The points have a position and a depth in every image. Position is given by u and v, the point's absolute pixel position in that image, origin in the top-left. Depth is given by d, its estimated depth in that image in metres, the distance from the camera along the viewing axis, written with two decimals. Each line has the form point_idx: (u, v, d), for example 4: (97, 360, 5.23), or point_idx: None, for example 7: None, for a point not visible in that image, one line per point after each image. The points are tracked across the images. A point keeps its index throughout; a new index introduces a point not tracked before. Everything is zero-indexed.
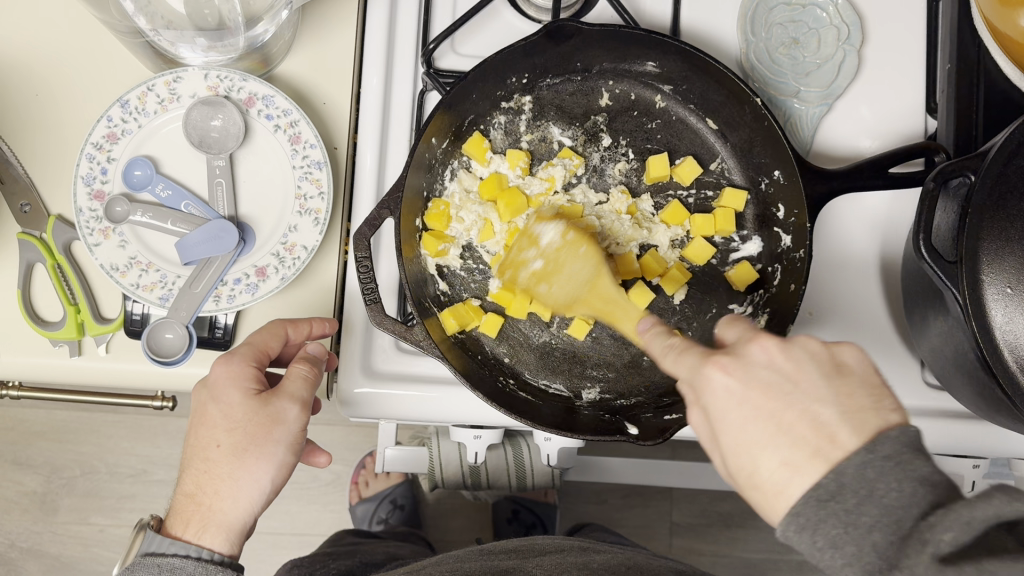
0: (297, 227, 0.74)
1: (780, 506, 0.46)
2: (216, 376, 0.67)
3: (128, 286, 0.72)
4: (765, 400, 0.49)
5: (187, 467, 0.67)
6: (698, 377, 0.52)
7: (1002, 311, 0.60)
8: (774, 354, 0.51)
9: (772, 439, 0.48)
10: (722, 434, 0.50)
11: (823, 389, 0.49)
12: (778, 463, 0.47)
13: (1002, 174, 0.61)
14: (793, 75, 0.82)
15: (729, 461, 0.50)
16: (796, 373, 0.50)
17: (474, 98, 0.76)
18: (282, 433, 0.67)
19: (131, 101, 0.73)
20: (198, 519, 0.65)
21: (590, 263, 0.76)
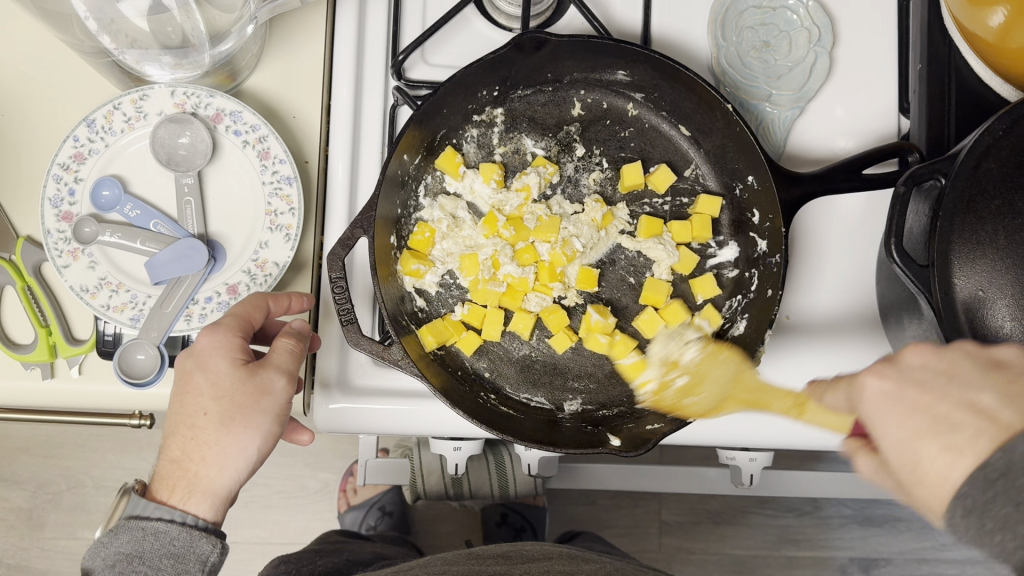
0: (268, 243, 0.73)
1: (943, 495, 0.44)
2: (201, 346, 0.66)
3: (98, 307, 0.71)
4: (921, 400, 0.49)
5: (171, 433, 0.66)
6: (855, 392, 0.53)
7: (974, 313, 0.60)
8: (929, 357, 0.51)
9: (929, 433, 0.46)
10: (883, 439, 0.50)
11: (982, 380, 0.48)
12: (939, 452, 0.45)
13: (972, 177, 0.61)
14: (764, 78, 0.81)
15: (901, 480, 0.48)
16: (954, 373, 0.49)
17: (444, 113, 0.76)
18: (269, 403, 0.66)
19: (97, 120, 0.73)
20: (184, 485, 0.64)
21: (733, 362, 0.74)
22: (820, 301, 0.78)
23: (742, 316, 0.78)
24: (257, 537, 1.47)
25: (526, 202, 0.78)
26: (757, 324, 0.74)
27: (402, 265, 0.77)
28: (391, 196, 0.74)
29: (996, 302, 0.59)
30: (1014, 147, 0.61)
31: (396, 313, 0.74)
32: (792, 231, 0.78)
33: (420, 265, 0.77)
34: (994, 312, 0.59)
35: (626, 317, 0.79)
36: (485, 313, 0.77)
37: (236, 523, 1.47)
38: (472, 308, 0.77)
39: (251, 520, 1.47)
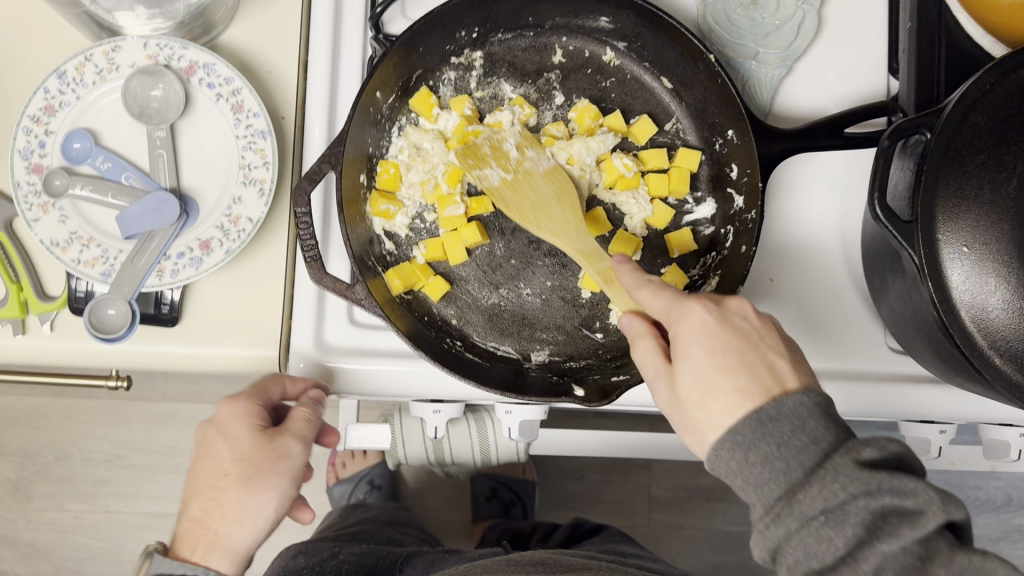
0: (242, 198, 0.72)
1: (718, 426, 0.52)
2: (223, 412, 0.68)
3: (69, 262, 0.70)
4: (733, 341, 0.55)
5: (192, 494, 0.67)
6: (676, 309, 0.57)
7: (959, 270, 0.58)
8: (750, 312, 0.57)
9: (729, 375, 0.53)
10: (681, 361, 0.55)
11: (784, 349, 0.55)
12: (733, 391, 0.52)
13: (957, 132, 0.59)
14: (752, 37, 0.80)
15: (683, 398, 0.55)
16: (764, 330, 0.56)
17: (421, 51, 0.74)
18: (285, 466, 0.67)
19: (68, 71, 0.71)
20: (205, 543, 0.66)
21: (568, 217, 0.71)
22: (803, 256, 0.77)
23: (716, 273, 0.76)
24: None
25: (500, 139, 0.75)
26: (729, 280, 0.73)
27: (370, 205, 0.75)
28: (362, 134, 0.72)
29: (981, 259, 0.57)
30: (1000, 101, 0.60)
31: (362, 254, 0.73)
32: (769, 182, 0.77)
33: (389, 205, 0.75)
34: (980, 270, 0.57)
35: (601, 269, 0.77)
36: (443, 240, 0.75)
37: None
38: (428, 244, 0.75)
39: None
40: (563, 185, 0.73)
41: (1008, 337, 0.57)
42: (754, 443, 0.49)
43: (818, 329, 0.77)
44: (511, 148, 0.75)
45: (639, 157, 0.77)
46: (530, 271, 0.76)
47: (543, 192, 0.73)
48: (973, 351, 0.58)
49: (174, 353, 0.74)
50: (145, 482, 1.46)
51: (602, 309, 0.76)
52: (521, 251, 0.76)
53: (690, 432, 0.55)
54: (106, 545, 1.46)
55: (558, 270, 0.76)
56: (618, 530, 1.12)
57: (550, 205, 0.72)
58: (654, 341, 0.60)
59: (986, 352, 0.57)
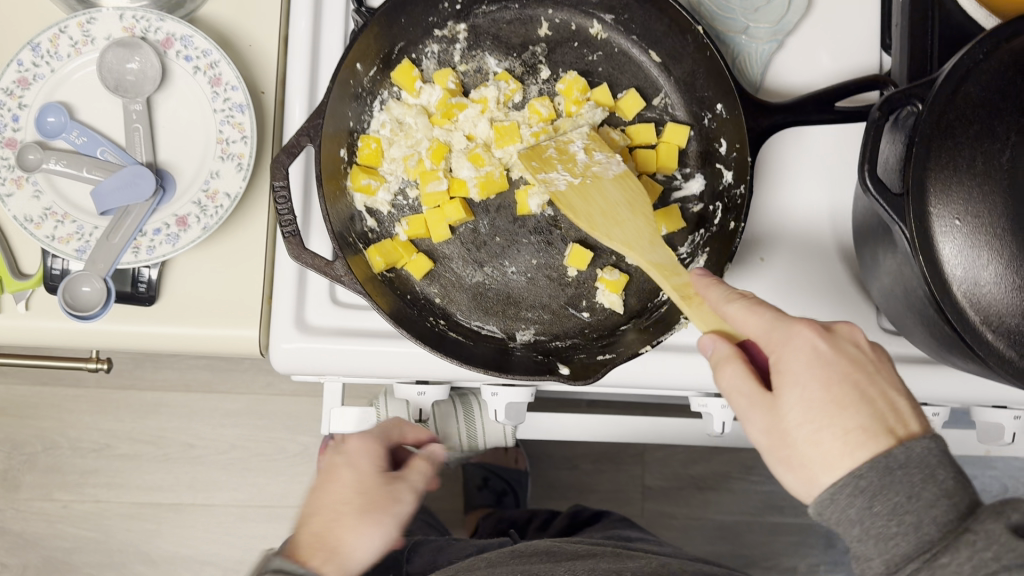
0: (219, 172, 0.71)
1: (838, 468, 0.48)
2: (352, 446, 0.75)
3: (43, 238, 0.68)
4: (849, 371, 0.51)
5: (310, 518, 0.71)
6: (781, 332, 0.52)
7: (951, 244, 0.56)
8: (861, 339, 0.53)
9: (847, 411, 0.49)
10: (785, 390, 0.51)
11: (899, 382, 0.51)
12: (855, 429, 0.48)
13: (949, 103, 0.57)
14: (742, 11, 0.78)
15: (788, 431, 0.51)
16: (878, 360, 0.52)
17: (403, 22, 0.74)
18: (399, 509, 0.73)
19: (42, 44, 0.69)
20: (324, 555, 0.66)
21: (642, 228, 0.66)
22: (792, 233, 0.76)
23: (703, 250, 0.75)
24: (235, 500, 1.45)
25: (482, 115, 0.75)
26: (716, 256, 0.71)
27: (352, 181, 0.74)
28: (342, 107, 0.71)
29: (974, 234, 0.55)
30: (992, 72, 0.57)
31: (343, 231, 0.71)
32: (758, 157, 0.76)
33: (370, 179, 0.74)
34: (973, 244, 0.55)
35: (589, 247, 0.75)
36: (426, 217, 0.73)
37: (213, 485, 1.45)
38: (411, 221, 0.74)
39: (229, 483, 1.46)
40: (634, 191, 0.67)
41: (1001, 312, 0.55)
42: (881, 491, 0.46)
43: (810, 308, 0.75)
44: (581, 151, 0.70)
45: (627, 132, 0.76)
46: (516, 249, 0.74)
47: (612, 199, 0.67)
48: (965, 326, 0.56)
49: (153, 333, 0.72)
50: (134, 471, 1.45)
51: (588, 288, 0.75)
52: (506, 229, 0.75)
53: (791, 468, 0.51)
54: (95, 535, 1.45)
55: (544, 248, 0.74)
56: (622, 517, 1.08)
57: (620, 210, 0.67)
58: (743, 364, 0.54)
59: (979, 328, 0.56)
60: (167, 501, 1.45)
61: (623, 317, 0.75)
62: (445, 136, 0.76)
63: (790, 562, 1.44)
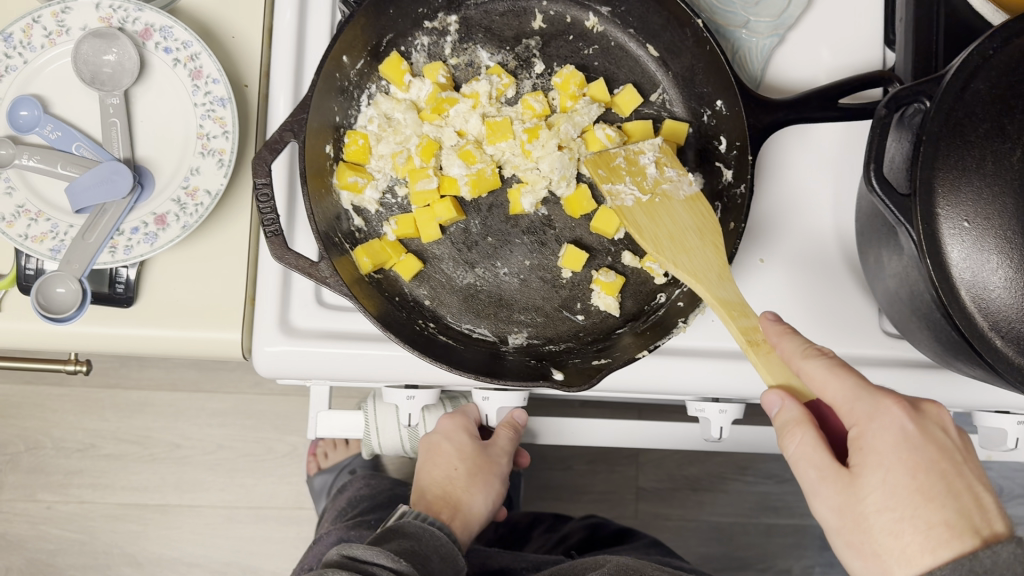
0: (200, 169, 0.68)
1: (920, 563, 0.50)
2: (446, 423, 0.88)
3: (15, 237, 0.66)
4: (935, 459, 0.52)
5: (430, 481, 0.89)
6: (868, 409, 0.53)
7: (959, 247, 0.53)
8: (945, 420, 0.55)
9: (932, 504, 0.51)
10: (867, 473, 0.52)
11: (979, 474, 0.54)
12: (941, 525, 0.50)
13: (958, 100, 0.54)
14: (741, 3, 0.75)
15: (865, 515, 0.52)
16: (963, 449, 0.54)
17: (391, 13, 0.71)
18: (500, 469, 0.91)
19: (15, 34, 0.66)
20: (452, 512, 0.89)
21: (712, 259, 0.62)
22: (794, 234, 0.74)
23: None
24: (222, 501, 1.43)
25: (473, 109, 0.73)
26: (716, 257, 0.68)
27: (337, 177, 0.71)
28: (327, 102, 0.68)
29: (982, 237, 0.53)
30: (1005, 67, 0.54)
31: (328, 230, 0.69)
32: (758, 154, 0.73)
33: (357, 176, 0.71)
34: (982, 247, 0.53)
35: (583, 246, 0.73)
36: (415, 216, 0.71)
37: (200, 486, 1.43)
38: (399, 221, 0.71)
39: (216, 484, 1.43)
40: (703, 215, 0.64)
41: (1010, 320, 0.53)
42: None
43: (811, 311, 0.73)
44: (650, 164, 0.67)
45: (623, 130, 0.73)
46: (507, 250, 0.72)
47: (680, 223, 0.64)
48: (973, 333, 0.54)
49: (130, 335, 0.70)
50: (118, 472, 1.42)
51: (582, 289, 0.73)
52: (498, 228, 0.72)
53: (863, 551, 0.52)
54: (80, 536, 1.42)
55: (537, 248, 0.72)
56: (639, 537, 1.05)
57: (688, 237, 0.63)
58: (813, 432, 0.54)
59: (988, 335, 0.53)
60: (153, 502, 1.42)
61: (619, 320, 0.73)
62: (435, 132, 0.74)
63: (786, 564, 1.42)
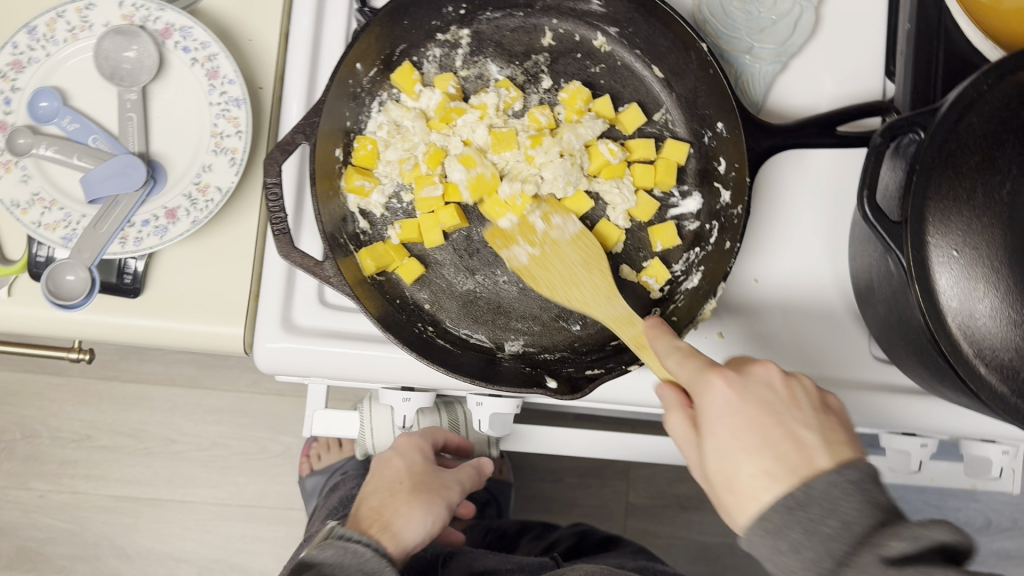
0: (212, 166, 0.70)
1: (749, 512, 0.51)
2: (401, 441, 0.85)
3: (29, 224, 0.67)
4: (759, 415, 0.53)
5: (369, 497, 0.80)
6: (699, 383, 0.55)
7: (947, 275, 0.54)
8: (774, 377, 0.55)
9: (754, 455, 0.52)
10: (707, 440, 0.54)
11: (811, 419, 0.54)
12: (759, 473, 0.51)
13: (952, 130, 0.56)
14: (747, 30, 0.77)
15: (710, 478, 0.54)
16: (791, 400, 0.55)
17: (405, 24, 0.73)
18: (447, 493, 0.83)
19: (39, 27, 0.69)
20: (382, 527, 0.77)
21: (599, 286, 0.69)
22: (790, 258, 0.75)
23: (700, 268, 0.74)
24: (214, 499, 1.44)
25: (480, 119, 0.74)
26: (711, 274, 0.71)
27: (345, 181, 0.73)
28: (339, 106, 0.70)
29: (970, 266, 0.54)
30: (996, 105, 0.56)
31: (334, 231, 0.70)
32: (755, 178, 0.75)
33: (364, 180, 0.73)
34: (970, 275, 0.54)
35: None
36: (420, 222, 0.73)
37: (193, 482, 1.44)
38: (403, 225, 0.73)
39: (209, 480, 1.44)
40: (589, 252, 0.71)
41: (993, 347, 0.54)
42: (784, 530, 0.48)
43: (803, 335, 0.75)
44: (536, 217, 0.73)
45: (626, 145, 0.75)
46: None
47: (569, 261, 0.70)
48: (958, 358, 0.54)
49: (137, 325, 0.71)
50: (113, 464, 1.43)
51: None
52: None
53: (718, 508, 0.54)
54: (71, 527, 1.43)
55: None
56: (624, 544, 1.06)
57: (579, 273, 0.70)
58: (685, 414, 0.57)
59: (971, 360, 0.54)
60: (144, 495, 1.43)
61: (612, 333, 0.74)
62: (442, 141, 0.75)
63: None
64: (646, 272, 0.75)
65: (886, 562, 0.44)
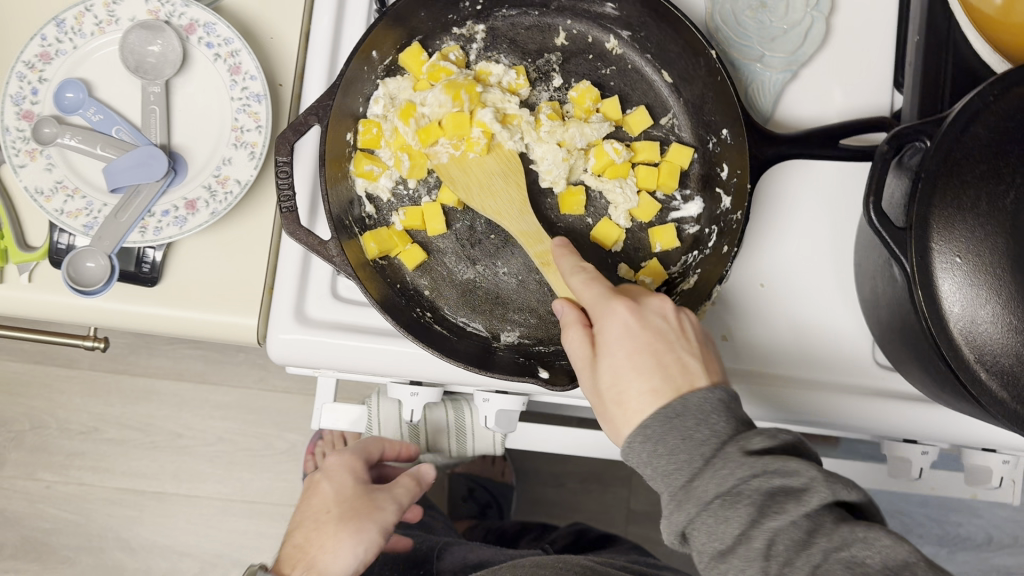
0: (232, 159, 0.71)
1: (634, 423, 0.55)
2: (331, 464, 0.85)
3: (52, 211, 0.69)
4: (650, 340, 0.57)
5: (299, 526, 0.83)
6: (603, 306, 0.60)
7: (951, 281, 0.56)
8: (667, 308, 0.60)
9: (644, 374, 0.56)
10: (604, 358, 0.59)
11: (697, 348, 0.58)
12: (646, 391, 0.55)
13: (958, 140, 0.57)
14: (758, 39, 0.78)
15: (601, 392, 0.58)
16: (680, 330, 0.59)
17: (422, 15, 0.75)
18: (379, 517, 0.81)
19: (67, 20, 0.70)
20: (306, 559, 0.79)
21: (513, 195, 0.73)
22: (788, 259, 0.76)
23: (696, 271, 0.76)
24: (219, 494, 1.45)
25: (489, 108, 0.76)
26: (706, 279, 0.72)
27: (354, 165, 0.75)
28: (354, 90, 0.72)
29: (973, 273, 0.55)
30: (1002, 115, 0.57)
31: (341, 215, 0.72)
32: (758, 182, 0.76)
33: (373, 165, 0.75)
34: (973, 282, 0.55)
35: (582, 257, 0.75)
36: (423, 208, 0.74)
37: (198, 477, 1.45)
38: (408, 212, 0.75)
39: (214, 476, 1.45)
40: (511, 165, 0.75)
41: (995, 353, 0.55)
42: (661, 437, 0.53)
43: (805, 341, 0.76)
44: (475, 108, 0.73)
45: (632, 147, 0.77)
46: (509, 251, 0.75)
47: (489, 171, 0.74)
48: (960, 364, 0.56)
49: (155, 314, 0.73)
50: (119, 457, 1.44)
51: None
52: (502, 229, 0.75)
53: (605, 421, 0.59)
54: (76, 518, 1.44)
55: None
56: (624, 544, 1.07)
57: (496, 181, 0.74)
58: (583, 330, 0.60)
59: (973, 366, 0.55)
60: (150, 489, 1.45)
61: None
62: None
63: None
64: (643, 272, 0.76)
65: (748, 453, 0.50)
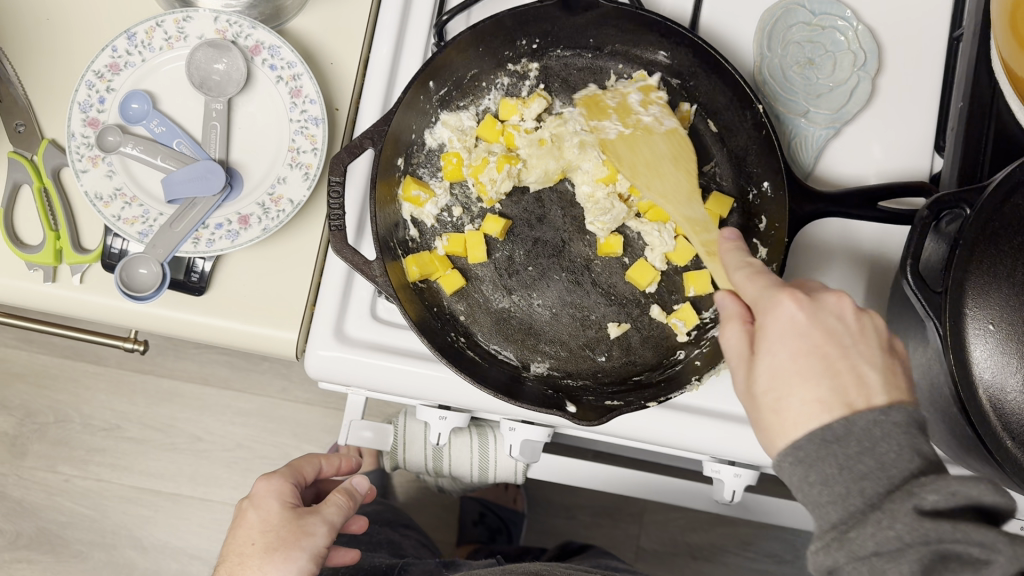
0: (286, 179, 0.73)
1: (790, 435, 0.52)
2: (257, 491, 0.81)
3: (110, 217, 0.71)
4: (819, 342, 0.54)
5: (225, 559, 0.80)
6: (769, 300, 0.56)
7: (983, 347, 0.56)
8: (846, 308, 0.56)
9: (811, 381, 0.53)
10: (763, 356, 0.55)
11: (876, 356, 0.55)
12: (808, 401, 0.52)
13: (998, 209, 0.58)
14: (804, 95, 0.79)
15: (757, 395, 0.55)
16: (860, 334, 0.55)
17: (479, 51, 0.77)
18: (308, 543, 0.78)
19: (138, 34, 0.73)
20: None
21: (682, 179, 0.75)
22: None
23: None
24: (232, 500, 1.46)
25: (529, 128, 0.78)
26: None
27: (403, 189, 0.77)
28: (408, 118, 0.75)
29: (1006, 340, 0.56)
30: None
31: (386, 236, 0.75)
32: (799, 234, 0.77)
33: (420, 191, 0.76)
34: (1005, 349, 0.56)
35: (614, 294, 0.77)
36: (466, 236, 0.76)
37: (214, 481, 1.47)
38: (452, 238, 0.76)
39: (230, 481, 1.47)
40: (680, 146, 0.75)
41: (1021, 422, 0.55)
42: (817, 459, 0.50)
43: None
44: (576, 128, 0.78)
45: None
46: (546, 283, 0.76)
47: (657, 151, 0.76)
48: (987, 431, 0.56)
49: (199, 322, 0.75)
50: (138, 456, 1.46)
51: (609, 334, 0.76)
52: (541, 261, 0.76)
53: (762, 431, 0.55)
54: (91, 513, 1.46)
55: (574, 287, 0.76)
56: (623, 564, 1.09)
57: (664, 163, 0.75)
58: (742, 328, 0.58)
59: (999, 433, 0.56)
60: (166, 490, 1.46)
61: (635, 368, 0.77)
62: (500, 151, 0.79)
63: None
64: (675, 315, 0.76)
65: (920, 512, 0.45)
